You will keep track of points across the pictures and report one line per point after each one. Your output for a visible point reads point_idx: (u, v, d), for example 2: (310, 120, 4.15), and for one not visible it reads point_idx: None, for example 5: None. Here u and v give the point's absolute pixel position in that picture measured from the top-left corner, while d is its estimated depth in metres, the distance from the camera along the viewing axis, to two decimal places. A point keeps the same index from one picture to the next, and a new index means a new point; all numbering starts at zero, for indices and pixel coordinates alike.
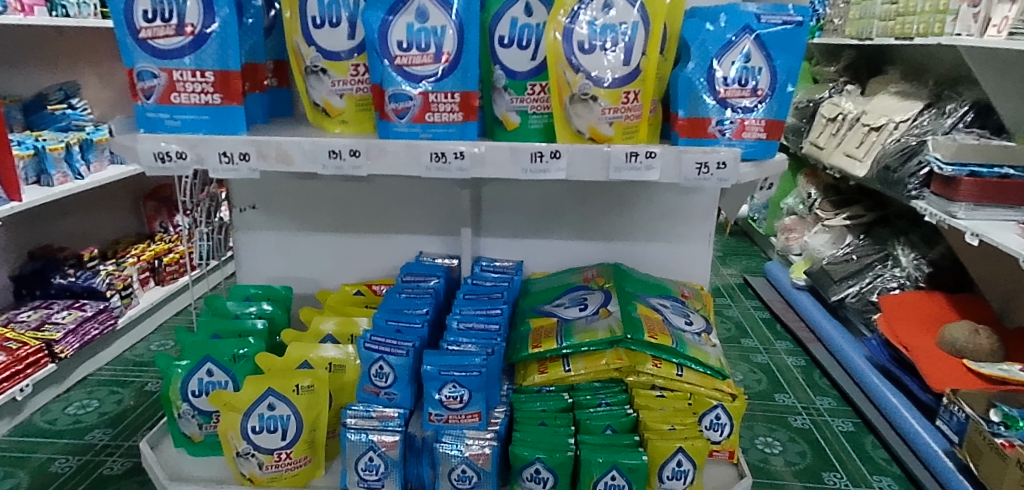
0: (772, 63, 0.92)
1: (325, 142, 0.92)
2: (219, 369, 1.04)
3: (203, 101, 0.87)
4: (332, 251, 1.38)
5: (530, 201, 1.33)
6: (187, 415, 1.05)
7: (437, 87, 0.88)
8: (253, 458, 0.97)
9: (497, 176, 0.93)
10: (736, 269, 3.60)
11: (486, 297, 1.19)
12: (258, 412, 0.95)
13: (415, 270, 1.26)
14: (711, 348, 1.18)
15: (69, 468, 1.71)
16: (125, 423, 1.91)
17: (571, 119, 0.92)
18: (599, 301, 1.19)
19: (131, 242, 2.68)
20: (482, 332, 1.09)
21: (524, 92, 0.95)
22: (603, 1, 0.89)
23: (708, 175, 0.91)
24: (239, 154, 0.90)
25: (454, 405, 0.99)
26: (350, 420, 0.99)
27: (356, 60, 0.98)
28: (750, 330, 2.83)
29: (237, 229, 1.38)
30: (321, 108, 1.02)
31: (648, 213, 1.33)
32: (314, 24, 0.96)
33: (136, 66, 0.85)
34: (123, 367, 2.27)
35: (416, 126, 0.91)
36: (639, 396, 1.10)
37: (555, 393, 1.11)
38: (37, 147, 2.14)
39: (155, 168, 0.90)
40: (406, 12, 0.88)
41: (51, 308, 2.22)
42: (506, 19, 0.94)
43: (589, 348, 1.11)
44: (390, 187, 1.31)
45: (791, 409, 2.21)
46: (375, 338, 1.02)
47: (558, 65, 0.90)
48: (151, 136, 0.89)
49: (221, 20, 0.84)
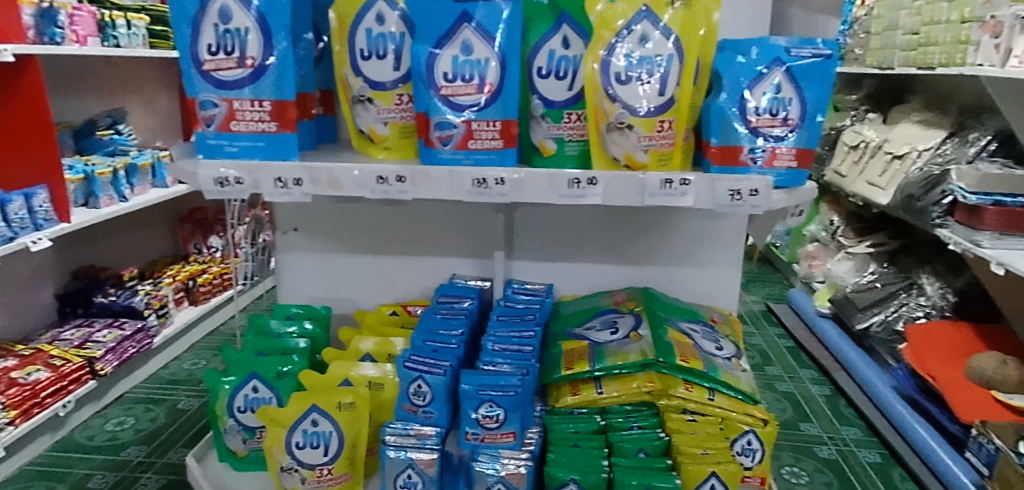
0: (803, 95, 0.95)
1: (374, 168, 0.96)
2: (264, 385, 1.07)
3: (260, 129, 0.92)
4: (369, 273, 1.42)
5: (560, 225, 1.36)
6: (233, 430, 1.08)
7: (479, 115, 0.93)
8: (297, 472, 0.99)
9: (535, 201, 0.96)
10: (759, 296, 3.60)
11: (519, 319, 1.22)
12: (303, 428, 0.98)
13: (449, 291, 1.29)
14: (742, 373, 1.18)
15: (106, 483, 1.75)
16: (160, 440, 1.95)
17: (607, 147, 0.96)
18: (630, 325, 1.21)
19: (167, 264, 2.76)
20: (516, 353, 1.11)
21: (561, 120, 1.00)
22: (639, 35, 0.93)
23: (741, 202, 0.94)
24: (293, 179, 0.94)
25: (490, 424, 1.01)
26: (389, 437, 1.02)
27: (401, 90, 1.04)
28: (773, 359, 2.81)
29: (279, 250, 1.43)
30: (367, 134, 1.07)
31: (678, 238, 1.35)
32: (361, 56, 1.03)
33: (199, 96, 0.90)
34: (158, 385, 2.32)
35: (459, 153, 0.95)
36: (671, 420, 1.11)
37: (588, 414, 1.12)
38: (86, 172, 2.21)
39: (215, 192, 0.94)
40: (451, 46, 0.93)
41: (93, 326, 2.27)
42: (544, 51, 0.99)
43: (621, 371, 1.12)
44: (428, 210, 1.36)
45: (817, 439, 2.19)
46: (413, 358, 1.05)
47: (595, 96, 0.94)
48: (211, 162, 0.93)
49: (278, 53, 0.89)
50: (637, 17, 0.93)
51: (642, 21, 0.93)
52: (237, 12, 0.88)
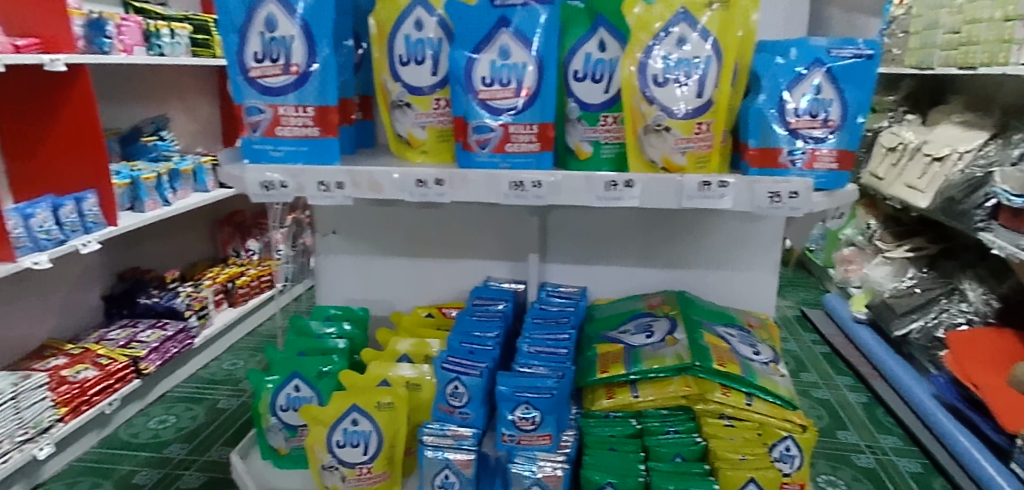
0: (844, 96, 0.94)
1: (412, 172, 0.97)
2: (306, 384, 1.09)
3: (304, 134, 0.94)
4: (405, 275, 1.43)
5: (594, 228, 1.36)
6: (275, 428, 1.11)
7: (517, 119, 0.94)
8: (337, 471, 1.01)
9: (572, 204, 0.97)
10: (793, 301, 3.54)
11: (553, 321, 1.22)
12: (343, 426, 1.00)
13: (483, 294, 1.30)
14: (780, 378, 1.16)
15: (150, 480, 1.79)
16: (201, 438, 2.00)
17: (644, 149, 0.96)
18: (665, 329, 1.20)
19: (207, 266, 2.82)
20: (552, 356, 1.11)
21: (597, 123, 1.00)
22: (677, 37, 0.93)
23: (781, 204, 0.93)
24: (335, 183, 0.95)
25: (527, 426, 1.02)
26: (426, 437, 1.03)
27: (438, 95, 1.05)
28: (809, 365, 2.76)
29: (318, 253, 1.46)
30: (405, 139, 1.09)
31: (714, 241, 1.34)
32: (400, 62, 1.05)
33: (245, 102, 0.94)
34: (198, 385, 2.37)
35: (497, 156, 0.96)
36: (707, 425, 1.10)
37: (623, 418, 1.11)
38: (133, 177, 2.28)
39: (260, 195, 0.96)
40: (489, 51, 0.94)
41: (137, 326, 2.33)
42: (580, 54, 1.00)
43: (657, 374, 1.11)
44: (463, 213, 1.37)
45: (855, 447, 2.14)
46: (450, 359, 1.06)
47: (633, 98, 0.94)
48: (256, 167, 0.96)
49: (321, 60, 0.92)
50: (674, 19, 0.93)
51: (680, 23, 0.93)
52: (282, 20, 0.91)
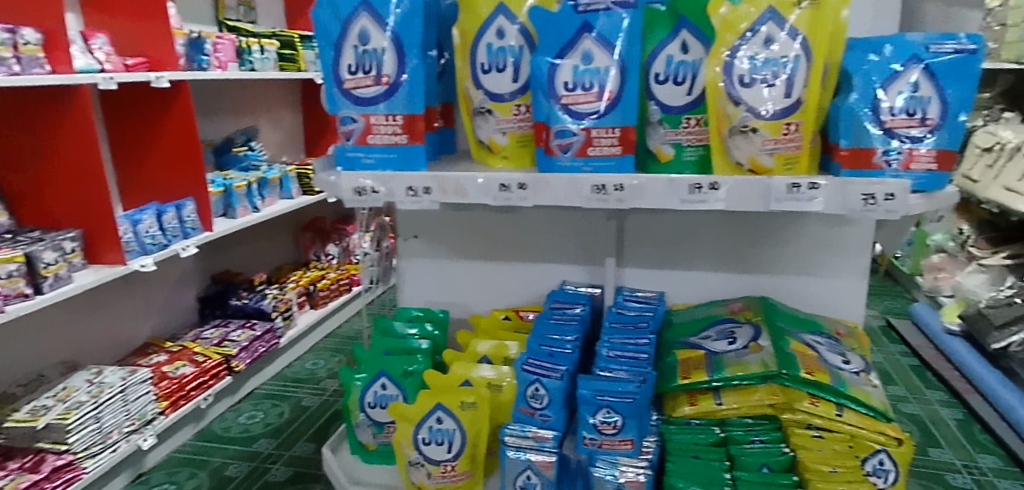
0: (943, 92, 0.90)
1: (496, 176, 0.99)
2: (392, 383, 1.13)
3: (393, 141, 0.99)
4: (483, 279, 1.46)
5: (672, 231, 1.35)
6: (364, 424, 1.15)
7: (599, 123, 0.94)
8: (423, 467, 1.04)
9: (655, 207, 0.96)
10: (877, 310, 3.37)
11: (632, 326, 1.20)
12: (428, 425, 1.02)
13: (559, 297, 1.30)
14: (872, 389, 1.10)
15: (241, 472, 1.89)
16: (286, 434, 2.09)
17: (730, 151, 0.94)
18: (749, 336, 1.17)
19: (290, 270, 2.95)
20: (632, 360, 1.09)
21: (679, 125, 0.99)
22: (764, 36, 0.91)
23: (875, 206, 0.89)
24: (422, 188, 0.99)
25: (608, 430, 1.01)
26: (508, 438, 1.04)
27: (519, 101, 1.07)
28: (897, 377, 2.63)
29: (401, 257, 1.50)
30: (486, 144, 1.11)
31: (799, 246, 1.30)
32: (482, 70, 1.07)
33: (340, 112, 1.00)
34: (283, 383, 2.49)
35: (579, 160, 0.96)
36: (794, 436, 1.06)
37: (704, 426, 1.09)
38: (226, 186, 2.41)
39: (354, 200, 1.01)
40: (572, 56, 0.95)
41: (229, 326, 2.45)
42: (662, 57, 0.99)
43: (742, 382, 1.08)
44: (540, 217, 1.39)
45: (949, 466, 2.02)
46: (531, 361, 1.07)
47: (718, 100, 0.93)
48: (350, 174, 1.01)
49: (410, 70, 0.97)
50: (761, 18, 0.91)
51: (767, 22, 0.91)
52: (375, 33, 0.97)
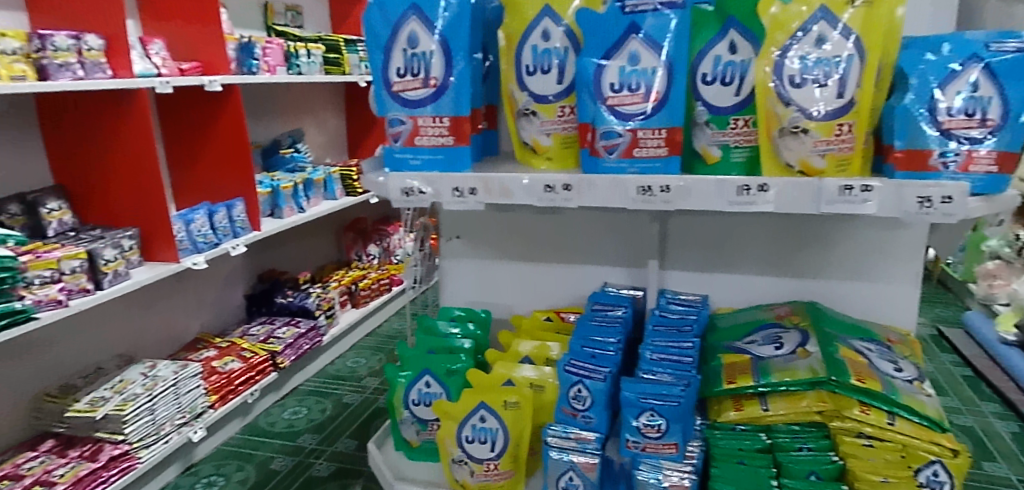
0: (1005, 92, 0.86)
1: (542, 177, 0.99)
2: (436, 381, 1.14)
3: (440, 143, 1.01)
4: (525, 279, 1.46)
5: (717, 234, 1.33)
6: (408, 421, 1.17)
7: (645, 124, 0.94)
8: (466, 465, 1.05)
9: (702, 209, 0.95)
10: (928, 318, 3.26)
11: (675, 329, 1.19)
12: (472, 423, 1.03)
13: (602, 299, 1.30)
14: (926, 398, 1.06)
15: (286, 466, 1.93)
16: (329, 430, 2.14)
17: (780, 152, 0.93)
18: (796, 341, 1.15)
19: (333, 269, 3.00)
20: (676, 364, 1.08)
21: (727, 126, 0.98)
22: (816, 36, 0.89)
23: (931, 209, 0.86)
24: (468, 189, 1.00)
25: (652, 433, 1.01)
26: (550, 438, 1.04)
27: (563, 102, 1.08)
28: (948, 388, 2.54)
29: (443, 257, 1.52)
30: (530, 146, 1.11)
31: (848, 250, 1.27)
32: (527, 72, 1.08)
33: (388, 115, 1.02)
34: (325, 379, 2.54)
35: (624, 161, 0.96)
36: (843, 444, 1.02)
37: (751, 432, 1.08)
38: (273, 187, 2.47)
39: (401, 201, 1.03)
40: (618, 57, 0.95)
41: (274, 324, 2.52)
42: (709, 57, 0.99)
43: (789, 388, 1.07)
44: (582, 219, 1.39)
45: (1004, 480, 1.94)
46: (574, 362, 1.07)
47: (768, 100, 0.91)
48: (397, 175, 1.03)
49: (457, 72, 0.98)
50: (813, 17, 0.90)
51: (819, 22, 0.89)
52: (423, 37, 0.99)
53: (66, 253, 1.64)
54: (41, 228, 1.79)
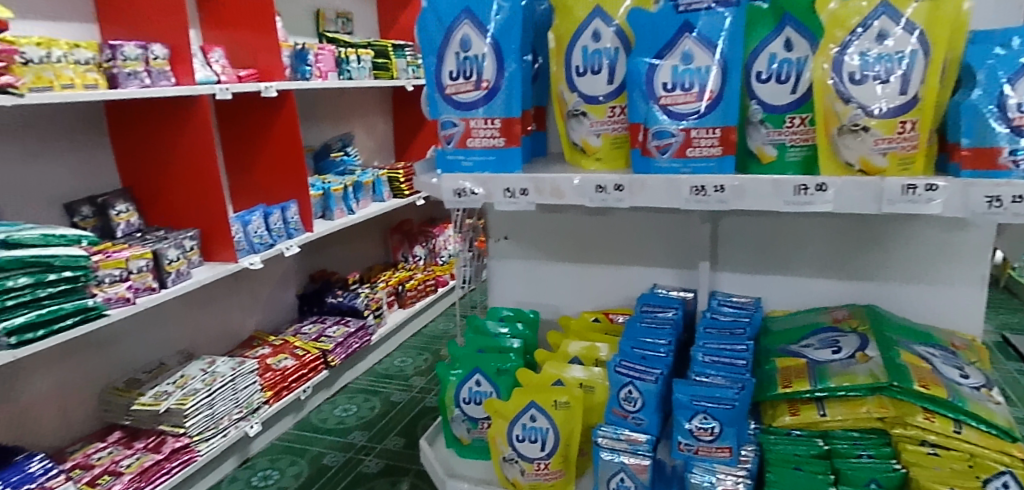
0: None
1: (593, 177, 0.99)
2: (486, 380, 1.16)
3: (491, 144, 1.02)
4: (573, 280, 1.46)
5: (770, 235, 1.30)
6: (459, 419, 1.18)
7: (699, 123, 0.93)
8: (517, 463, 1.05)
9: (758, 209, 0.94)
10: (992, 324, 3.13)
11: (728, 332, 1.17)
12: (522, 422, 1.04)
13: (652, 301, 1.28)
14: (996, 406, 1.01)
15: (337, 461, 1.98)
16: (378, 427, 2.18)
17: (839, 151, 0.90)
18: (855, 345, 1.11)
19: (381, 270, 3.05)
20: (729, 366, 1.07)
21: (783, 125, 0.97)
22: (877, 32, 0.87)
23: (1000, 210, 0.83)
24: (520, 189, 1.01)
25: (706, 436, 1.00)
26: (600, 439, 1.04)
27: (614, 103, 1.07)
28: (1015, 397, 2.43)
29: (492, 257, 1.53)
30: (580, 147, 1.11)
31: (908, 252, 1.23)
32: (577, 73, 1.08)
33: (441, 117, 1.04)
34: (374, 378, 2.59)
35: (677, 161, 0.95)
36: (906, 452, 0.99)
37: (807, 437, 1.05)
38: (324, 189, 2.53)
39: (453, 202, 1.04)
40: (671, 56, 0.94)
41: (326, 322, 2.58)
42: (764, 55, 0.97)
43: (849, 393, 1.03)
44: (631, 220, 1.38)
45: None
46: (624, 363, 1.07)
47: (826, 98, 0.89)
48: (450, 176, 1.04)
49: (509, 74, 0.99)
50: (875, 12, 0.87)
51: (880, 17, 0.87)
52: (475, 40, 1.00)
53: (134, 252, 1.71)
54: (110, 229, 1.87)
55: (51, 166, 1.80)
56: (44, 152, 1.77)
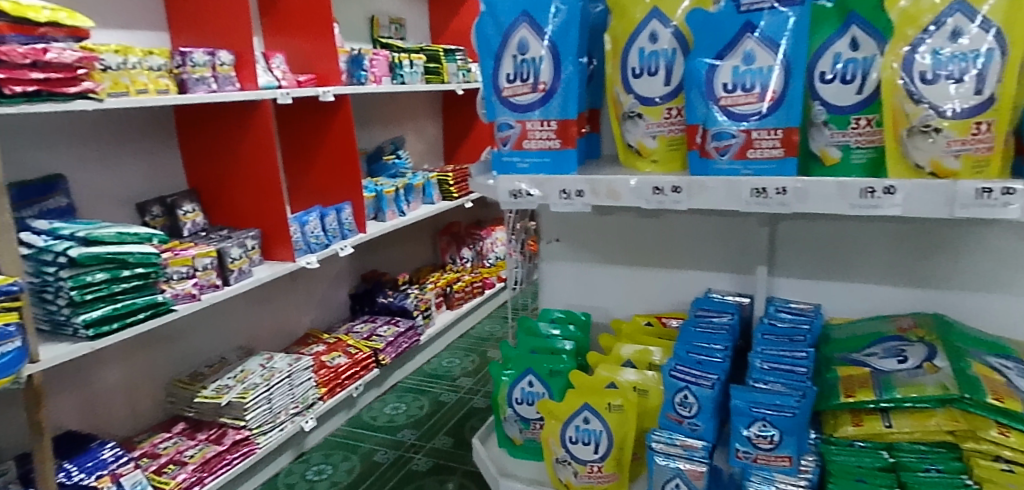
0: None
1: (651, 179, 0.99)
2: (539, 381, 1.16)
3: (547, 146, 1.02)
4: (624, 284, 1.45)
5: (830, 240, 1.26)
6: (511, 419, 1.18)
7: (760, 124, 0.91)
8: (570, 465, 1.05)
9: (822, 211, 0.91)
10: None
11: (787, 338, 1.14)
12: (576, 424, 1.04)
13: (706, 305, 1.26)
14: None
15: (388, 459, 2.03)
16: (427, 426, 2.21)
17: (908, 153, 0.87)
18: (922, 355, 1.08)
19: (430, 271, 3.10)
20: (789, 374, 1.04)
21: (848, 126, 0.94)
22: (951, 29, 0.84)
23: None
24: (576, 191, 1.01)
25: (765, 444, 0.98)
26: (655, 444, 1.03)
27: (670, 104, 1.06)
28: None
29: (543, 260, 1.53)
30: (635, 149, 1.11)
31: (979, 259, 1.18)
32: (633, 74, 1.08)
33: (497, 119, 1.05)
34: (423, 377, 2.63)
35: (737, 163, 0.93)
36: (978, 467, 0.95)
37: (871, 449, 1.01)
38: (377, 191, 2.57)
39: (509, 203, 1.05)
40: (732, 57, 0.93)
41: (376, 322, 2.62)
42: (828, 54, 0.94)
43: (917, 404, 0.99)
44: (685, 223, 1.36)
45: None
46: (679, 367, 1.06)
47: (895, 98, 0.87)
48: (506, 177, 1.05)
49: (566, 76, 1.00)
50: (948, 10, 0.84)
51: (955, 14, 0.83)
52: (533, 43, 1.01)
53: (199, 251, 1.78)
54: (177, 228, 1.95)
55: (123, 167, 1.88)
56: (117, 155, 1.86)
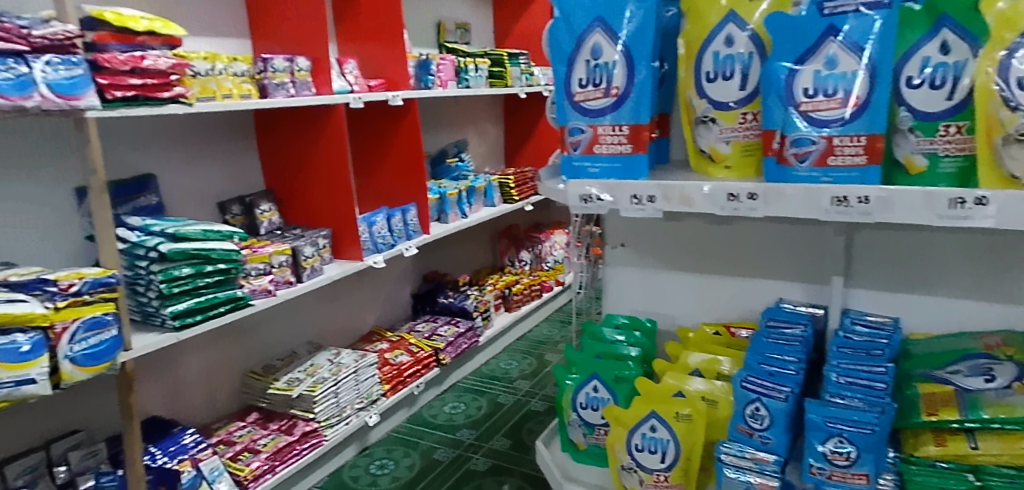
0: None
1: (724, 185, 0.96)
2: (604, 386, 1.16)
3: (618, 151, 1.02)
4: (690, 290, 1.43)
5: (910, 250, 1.21)
6: (576, 424, 1.18)
7: (842, 130, 0.89)
8: (636, 473, 1.04)
9: (907, 221, 0.86)
10: None
11: (864, 353, 1.10)
12: (642, 431, 1.03)
13: (777, 316, 1.23)
14: None
15: (448, 457, 2.05)
16: (485, 427, 2.23)
17: (1002, 161, 0.83)
18: (1012, 375, 1.01)
19: (489, 273, 3.13)
20: (867, 389, 1.01)
21: (936, 133, 0.90)
22: None
23: None
24: (647, 196, 1.00)
25: (840, 461, 0.95)
26: (724, 456, 1.01)
27: (745, 109, 1.04)
28: None
29: (608, 265, 1.53)
30: (707, 154, 1.09)
31: None
32: (707, 78, 1.06)
33: (568, 124, 1.06)
34: (481, 378, 2.66)
35: (817, 171, 0.91)
36: None
37: (955, 471, 0.97)
38: (440, 194, 2.61)
39: (580, 208, 1.05)
40: (814, 61, 0.90)
41: (437, 321, 2.66)
42: (916, 58, 0.91)
43: (1006, 426, 0.95)
44: (755, 231, 1.34)
45: None
46: (751, 378, 1.03)
47: (990, 104, 0.83)
48: (577, 183, 1.05)
49: (639, 81, 0.99)
50: None
51: None
52: (606, 48, 1.01)
53: (275, 249, 1.86)
54: (255, 226, 2.04)
55: (206, 167, 1.98)
56: (202, 156, 1.96)
